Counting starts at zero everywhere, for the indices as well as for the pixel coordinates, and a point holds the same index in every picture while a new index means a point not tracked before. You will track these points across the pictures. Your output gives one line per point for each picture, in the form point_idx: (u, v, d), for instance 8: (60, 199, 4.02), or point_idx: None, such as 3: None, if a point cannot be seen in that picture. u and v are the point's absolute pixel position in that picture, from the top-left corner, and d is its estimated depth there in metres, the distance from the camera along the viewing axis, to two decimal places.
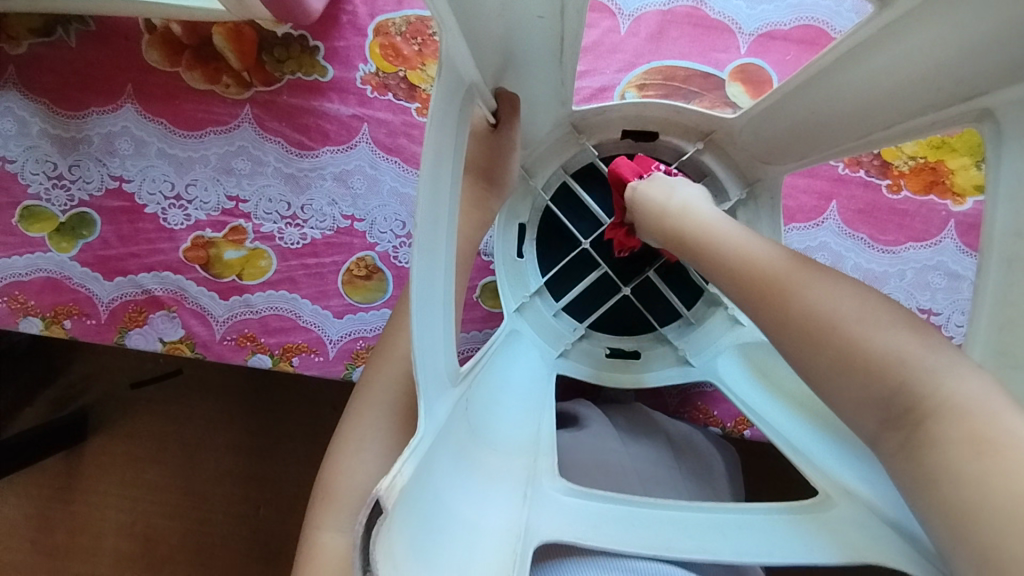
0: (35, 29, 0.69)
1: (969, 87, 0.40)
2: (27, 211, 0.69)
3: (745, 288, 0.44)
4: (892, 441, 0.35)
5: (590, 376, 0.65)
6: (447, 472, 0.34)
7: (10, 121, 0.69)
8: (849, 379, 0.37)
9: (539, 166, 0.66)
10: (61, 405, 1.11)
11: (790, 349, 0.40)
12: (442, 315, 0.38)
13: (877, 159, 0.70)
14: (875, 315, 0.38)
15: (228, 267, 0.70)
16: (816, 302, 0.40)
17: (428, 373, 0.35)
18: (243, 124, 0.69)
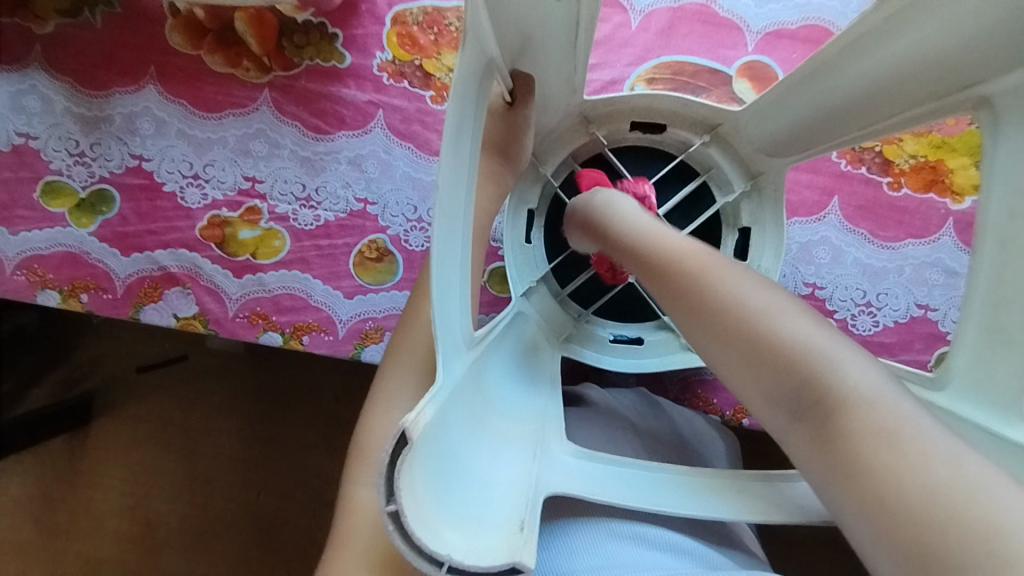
0: (62, 9, 0.71)
1: (969, 75, 0.42)
2: (48, 187, 0.71)
3: (665, 289, 0.44)
4: (802, 437, 0.35)
5: (594, 360, 0.66)
6: (462, 427, 0.36)
7: (35, 98, 0.71)
8: (759, 379, 0.37)
9: (549, 154, 0.68)
10: (68, 387, 1.13)
11: (705, 337, 0.41)
12: (459, 285, 0.40)
13: (879, 157, 0.72)
14: (786, 310, 0.39)
15: (243, 247, 0.71)
16: (725, 290, 0.41)
17: (445, 335, 0.36)
18: (262, 107, 0.71)
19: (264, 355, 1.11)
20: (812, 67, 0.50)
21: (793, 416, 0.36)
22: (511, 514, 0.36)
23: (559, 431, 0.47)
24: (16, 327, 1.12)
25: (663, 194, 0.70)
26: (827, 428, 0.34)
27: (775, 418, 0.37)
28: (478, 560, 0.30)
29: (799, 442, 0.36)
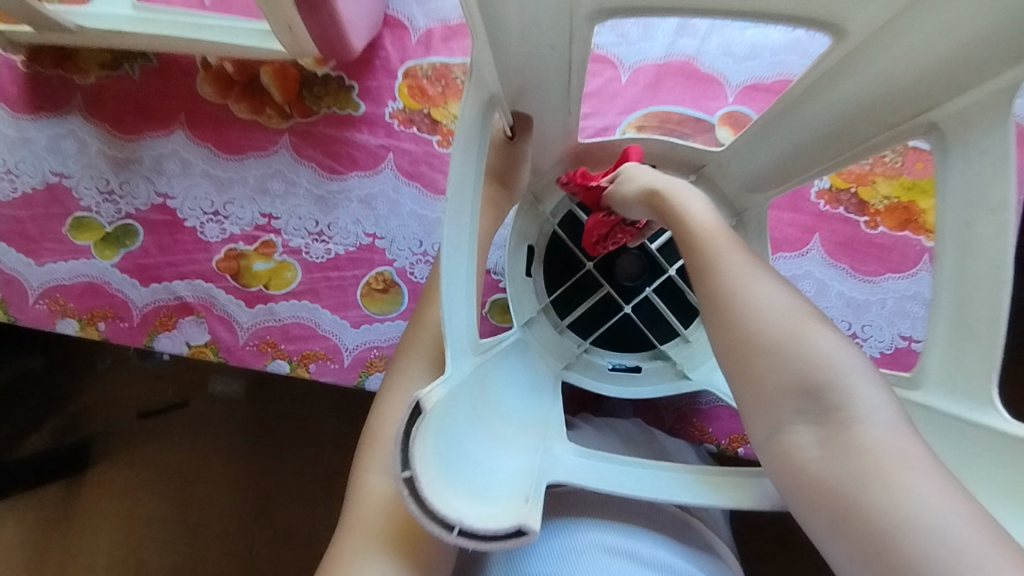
0: (103, 63, 0.77)
1: (922, 102, 0.47)
2: (77, 222, 0.76)
3: (712, 284, 0.46)
4: (803, 435, 0.42)
5: (595, 388, 0.69)
6: (467, 415, 0.41)
7: (71, 141, 0.76)
8: (783, 382, 0.42)
9: (547, 194, 0.73)
10: (65, 434, 1.12)
11: (747, 329, 0.44)
12: (468, 288, 0.44)
13: (855, 198, 0.77)
14: (824, 327, 0.44)
15: (256, 278, 0.75)
16: (775, 299, 0.44)
17: (457, 334, 0.42)
18: (281, 150, 0.76)
19: (266, 397, 1.12)
20: (786, 104, 0.55)
21: (805, 417, 0.42)
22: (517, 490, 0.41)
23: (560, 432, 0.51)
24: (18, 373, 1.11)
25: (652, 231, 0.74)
26: (843, 438, 0.40)
27: (780, 412, 0.42)
28: (486, 524, 0.36)
29: (805, 440, 0.41)
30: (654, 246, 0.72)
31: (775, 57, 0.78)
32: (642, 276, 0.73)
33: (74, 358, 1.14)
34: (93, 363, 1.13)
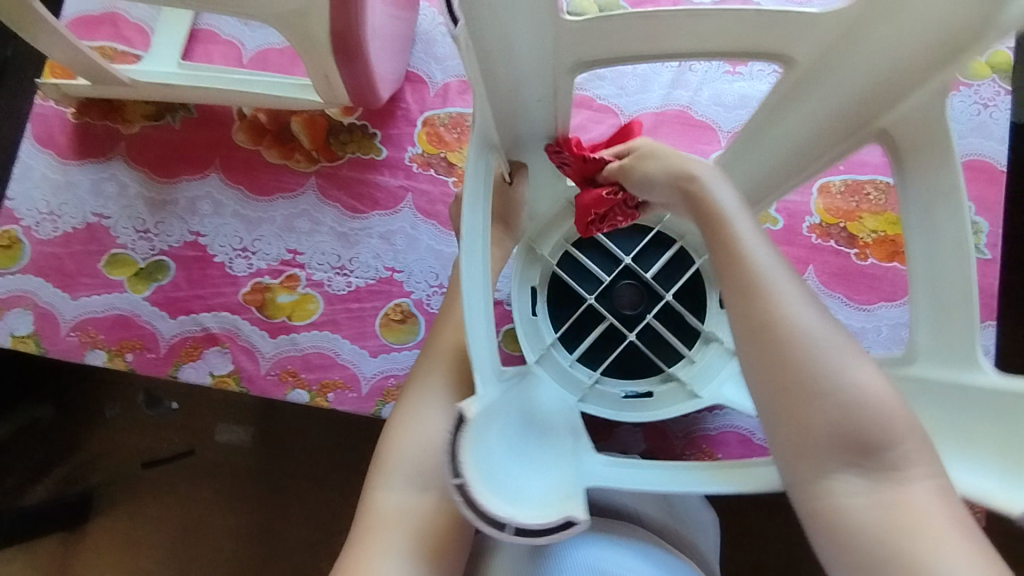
0: (148, 114, 0.84)
1: (873, 107, 0.53)
2: (113, 258, 0.80)
3: (772, 329, 0.41)
4: (845, 485, 0.40)
5: (610, 417, 0.72)
6: (501, 433, 0.46)
7: (113, 185, 0.82)
8: (832, 431, 0.40)
9: (542, 239, 0.76)
10: (70, 484, 1.10)
11: (806, 380, 0.40)
12: (483, 317, 0.49)
13: (844, 232, 0.82)
14: (874, 371, 0.41)
15: (280, 310, 0.79)
16: (843, 354, 0.41)
17: (481, 359, 0.47)
18: (308, 191, 0.82)
19: (273, 448, 1.09)
20: (770, 108, 0.59)
21: (849, 466, 0.40)
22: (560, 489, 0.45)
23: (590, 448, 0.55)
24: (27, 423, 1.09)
25: (647, 259, 0.77)
26: (887, 491, 0.39)
27: (824, 459, 0.40)
28: (536, 519, 0.41)
29: (848, 489, 0.40)
30: (649, 275, 0.74)
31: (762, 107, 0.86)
32: (642, 304, 0.75)
33: (82, 409, 1.11)
34: (101, 411, 1.11)
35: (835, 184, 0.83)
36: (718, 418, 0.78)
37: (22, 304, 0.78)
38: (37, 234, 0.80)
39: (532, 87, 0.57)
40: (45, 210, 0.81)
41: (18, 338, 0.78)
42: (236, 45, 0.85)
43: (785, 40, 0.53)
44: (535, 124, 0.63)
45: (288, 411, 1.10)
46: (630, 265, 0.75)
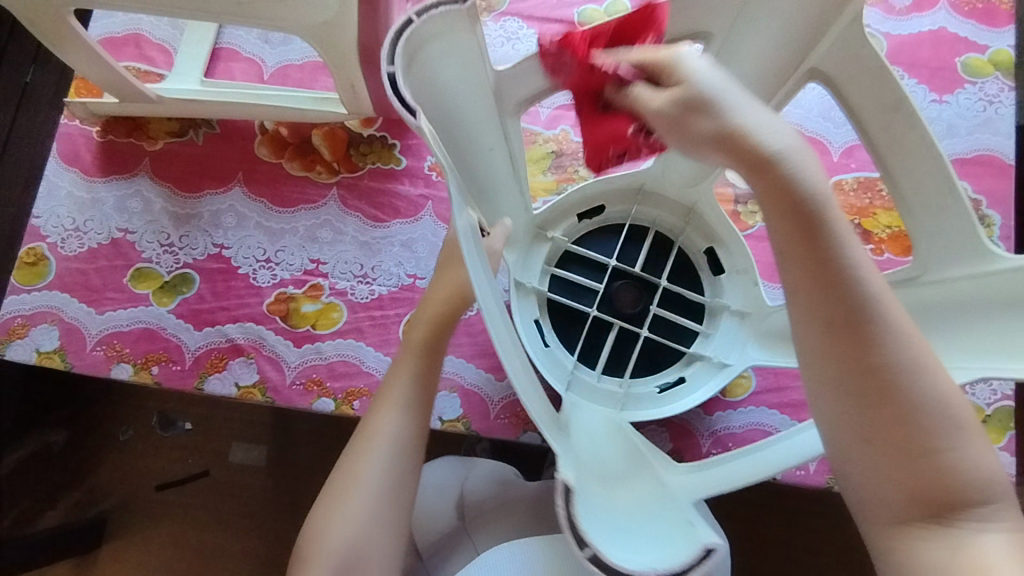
0: (172, 131, 0.86)
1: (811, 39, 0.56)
2: (138, 272, 0.81)
3: (859, 373, 0.41)
4: (919, 533, 0.42)
5: (656, 416, 0.71)
6: (592, 488, 0.43)
7: (138, 201, 0.83)
8: (912, 482, 0.41)
9: (526, 272, 0.74)
10: (83, 508, 1.08)
11: (887, 427, 0.41)
12: (518, 366, 0.45)
13: (859, 228, 0.83)
14: (965, 425, 0.42)
15: (304, 319, 0.79)
16: (927, 399, 0.41)
17: (541, 420, 0.43)
18: (329, 202, 0.83)
19: (289, 466, 1.09)
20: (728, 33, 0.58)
21: (927, 516, 0.42)
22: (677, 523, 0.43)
23: (665, 459, 0.52)
24: (40, 447, 1.08)
25: (630, 255, 0.76)
26: (959, 543, 0.41)
27: (901, 507, 0.42)
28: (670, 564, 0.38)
29: (923, 536, 0.42)
30: (638, 269, 0.74)
31: None
32: (643, 300, 0.74)
33: (95, 432, 1.10)
34: (115, 434, 1.09)
35: (847, 182, 0.84)
36: (742, 417, 0.78)
37: (47, 320, 0.79)
38: (62, 250, 0.81)
39: (482, 132, 0.57)
40: (70, 227, 0.82)
41: (43, 354, 0.78)
42: (256, 62, 0.88)
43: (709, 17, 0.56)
44: (494, 168, 0.62)
45: (304, 425, 1.10)
46: (617, 266, 0.73)
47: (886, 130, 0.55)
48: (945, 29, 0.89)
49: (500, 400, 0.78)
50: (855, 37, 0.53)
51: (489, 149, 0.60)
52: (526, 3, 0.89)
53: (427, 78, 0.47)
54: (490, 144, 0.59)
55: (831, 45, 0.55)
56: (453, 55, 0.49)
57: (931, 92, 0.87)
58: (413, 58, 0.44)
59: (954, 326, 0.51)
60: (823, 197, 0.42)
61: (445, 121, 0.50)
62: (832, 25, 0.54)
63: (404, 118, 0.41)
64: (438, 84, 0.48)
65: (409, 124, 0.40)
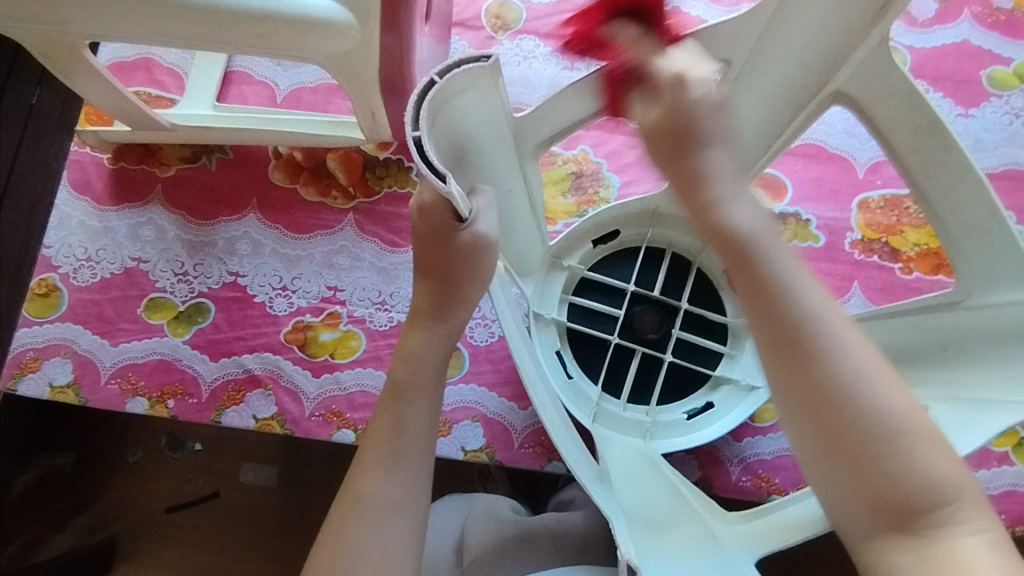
0: (184, 157, 0.84)
1: (838, 52, 0.52)
2: (152, 302, 0.79)
3: (794, 373, 0.40)
4: (897, 550, 0.37)
5: (684, 445, 0.68)
6: (649, 547, 0.48)
7: (151, 229, 0.82)
8: (873, 488, 0.38)
9: (545, 302, 0.72)
10: (91, 535, 1.05)
11: (829, 431, 0.39)
12: (544, 404, 0.56)
13: (887, 247, 0.81)
14: (918, 425, 0.38)
15: (323, 348, 0.78)
16: (872, 402, 0.38)
17: (573, 457, 0.52)
18: (346, 227, 0.82)
19: (301, 489, 1.06)
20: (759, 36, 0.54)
21: (895, 525, 0.37)
22: None
23: (714, 507, 0.54)
24: (49, 472, 1.06)
25: (647, 279, 0.74)
26: (939, 553, 0.36)
27: (863, 517, 0.38)
28: None
29: (900, 550, 0.37)
30: (658, 293, 0.72)
31: None
32: (665, 325, 0.72)
33: (103, 456, 1.07)
34: (124, 458, 1.07)
35: (873, 200, 0.83)
36: (771, 442, 0.76)
37: (61, 353, 0.77)
38: (75, 281, 0.79)
39: (504, 176, 0.57)
40: (83, 256, 0.80)
41: (56, 389, 0.76)
42: (269, 85, 0.86)
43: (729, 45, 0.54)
44: (515, 208, 0.61)
45: (315, 446, 1.07)
46: (637, 290, 0.72)
47: (916, 154, 0.54)
48: (969, 42, 0.87)
49: (523, 429, 0.76)
50: (882, 61, 0.51)
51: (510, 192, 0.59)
52: (543, 21, 0.88)
53: (453, 128, 0.47)
54: (512, 187, 0.59)
55: (856, 69, 0.53)
56: (478, 106, 0.49)
57: (956, 106, 0.85)
58: (438, 116, 0.44)
59: (996, 355, 0.49)
60: (751, 224, 0.44)
61: (467, 171, 0.51)
62: (856, 50, 0.51)
63: (433, 183, 0.42)
64: (464, 133, 0.49)
65: (440, 190, 0.42)
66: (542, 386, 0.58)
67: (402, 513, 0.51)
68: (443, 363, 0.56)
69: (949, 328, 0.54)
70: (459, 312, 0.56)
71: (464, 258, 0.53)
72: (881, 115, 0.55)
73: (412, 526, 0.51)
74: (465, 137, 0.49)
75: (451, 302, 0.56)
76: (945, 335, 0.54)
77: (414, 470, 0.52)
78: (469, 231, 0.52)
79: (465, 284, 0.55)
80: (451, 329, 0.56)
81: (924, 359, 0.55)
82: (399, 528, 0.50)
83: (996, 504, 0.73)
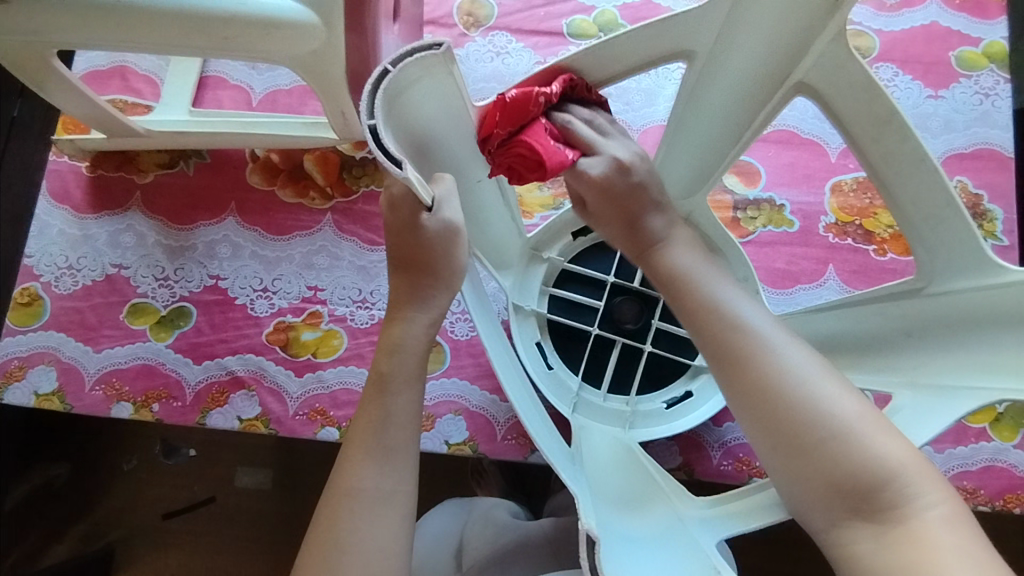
0: (162, 162, 0.85)
1: (801, 43, 0.53)
2: (134, 308, 0.80)
3: (738, 386, 0.45)
4: (858, 529, 0.41)
5: (665, 433, 0.68)
6: (611, 520, 0.49)
7: (131, 235, 0.82)
8: (831, 480, 0.42)
9: (525, 293, 0.72)
10: (88, 544, 1.06)
11: (780, 435, 0.43)
12: (521, 390, 0.58)
13: (860, 229, 0.82)
14: (863, 416, 0.42)
15: (304, 347, 0.78)
16: (813, 402, 0.43)
17: (543, 436, 0.54)
18: (324, 227, 0.83)
19: (295, 490, 1.07)
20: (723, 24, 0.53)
21: (851, 509, 0.41)
22: (705, 561, 0.47)
23: (682, 491, 0.55)
24: (43, 482, 1.06)
25: (627, 271, 0.74)
26: (894, 527, 0.40)
27: (828, 504, 0.42)
28: None
29: (858, 531, 0.41)
30: (637, 284, 0.72)
31: None
32: (644, 315, 0.72)
33: (96, 464, 1.07)
34: (118, 465, 1.07)
35: (846, 183, 0.83)
36: None
37: (45, 361, 0.77)
38: (56, 289, 0.80)
39: (469, 168, 0.58)
40: (64, 265, 0.81)
41: (42, 397, 0.77)
42: (244, 89, 0.87)
43: (690, 37, 0.54)
44: (487, 200, 0.62)
45: (306, 447, 1.07)
46: (616, 281, 0.72)
47: (876, 142, 0.54)
48: (937, 23, 0.88)
49: (506, 421, 0.77)
50: (840, 52, 0.52)
51: (480, 183, 0.60)
52: (514, 17, 0.89)
53: (410, 116, 0.47)
54: (481, 177, 0.60)
55: (818, 59, 0.53)
56: (434, 95, 0.49)
57: (926, 88, 0.86)
58: (394, 105, 0.45)
59: (961, 340, 0.50)
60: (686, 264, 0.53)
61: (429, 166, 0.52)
62: (818, 38, 0.52)
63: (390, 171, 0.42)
64: (421, 123, 0.50)
65: (397, 176, 0.42)
66: (516, 375, 0.59)
67: (388, 504, 0.51)
68: (426, 355, 0.56)
69: (911, 310, 0.55)
70: (431, 301, 0.56)
71: (432, 249, 0.54)
72: (840, 104, 0.55)
73: (392, 522, 0.51)
74: (424, 127, 0.50)
75: (428, 297, 0.56)
76: (908, 321, 0.54)
77: (399, 467, 0.53)
78: (436, 219, 0.52)
79: (434, 273, 0.55)
80: (427, 328, 0.57)
81: (891, 343, 0.56)
82: (380, 522, 0.51)
83: (974, 480, 0.74)
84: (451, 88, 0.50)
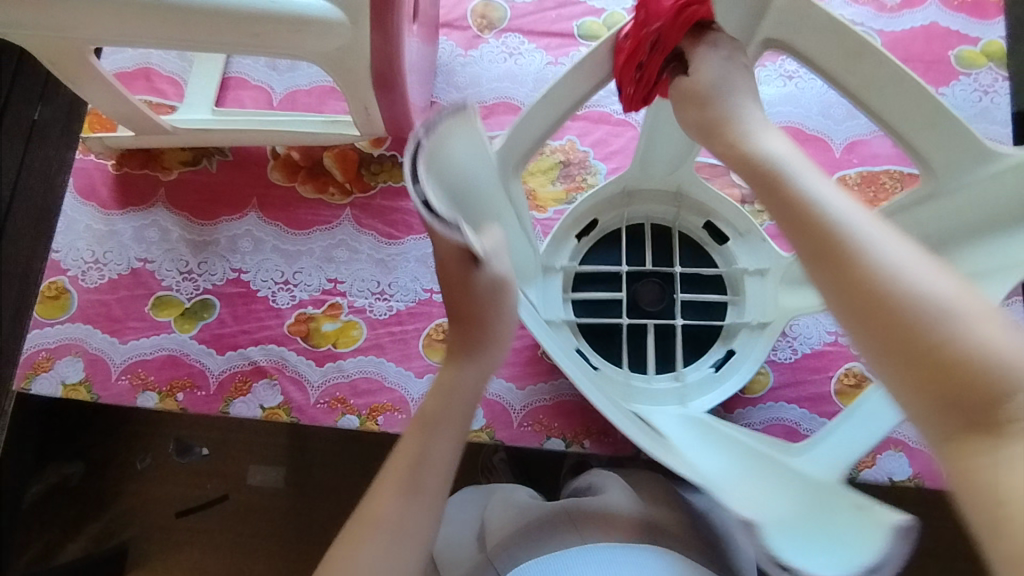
0: (186, 160, 0.87)
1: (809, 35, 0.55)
2: (158, 300, 0.82)
3: (831, 257, 0.36)
4: (985, 450, 0.30)
5: (720, 397, 0.70)
6: (766, 494, 0.50)
7: (156, 231, 0.85)
8: (947, 379, 0.31)
9: (552, 310, 0.71)
10: (102, 542, 1.07)
11: (883, 313, 0.34)
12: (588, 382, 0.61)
13: None
14: (991, 308, 0.33)
15: (325, 338, 0.81)
16: (927, 280, 0.34)
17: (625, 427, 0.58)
18: (344, 222, 0.85)
19: (308, 487, 1.08)
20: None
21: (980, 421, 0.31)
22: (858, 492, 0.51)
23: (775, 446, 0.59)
24: (60, 479, 1.08)
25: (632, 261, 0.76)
26: None
27: (941, 416, 0.32)
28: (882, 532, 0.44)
29: (981, 446, 0.30)
30: (649, 263, 0.74)
31: (776, 109, 0.89)
32: (666, 292, 0.74)
33: (112, 460, 1.09)
34: (132, 463, 1.09)
35: (851, 177, 0.86)
36: (762, 413, 0.79)
37: (72, 352, 0.80)
38: (83, 283, 0.82)
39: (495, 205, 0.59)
40: (91, 259, 0.83)
41: (69, 387, 0.79)
42: (265, 89, 0.90)
43: None
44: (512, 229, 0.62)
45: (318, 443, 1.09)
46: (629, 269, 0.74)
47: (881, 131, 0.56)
48: (937, 24, 0.91)
49: (522, 409, 0.81)
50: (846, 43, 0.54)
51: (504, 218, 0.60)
52: (526, 19, 0.92)
53: (447, 172, 0.50)
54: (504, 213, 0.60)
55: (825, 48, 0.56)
56: (461, 147, 0.52)
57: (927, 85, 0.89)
58: (433, 169, 0.48)
59: None
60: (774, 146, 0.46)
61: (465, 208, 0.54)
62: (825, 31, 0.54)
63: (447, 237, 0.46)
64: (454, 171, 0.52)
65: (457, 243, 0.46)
66: (577, 371, 0.62)
67: (409, 534, 0.48)
68: (470, 398, 0.54)
69: None
70: (481, 349, 0.54)
71: (483, 301, 0.51)
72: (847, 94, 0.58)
73: None
74: (456, 175, 0.52)
75: (478, 340, 0.53)
76: None
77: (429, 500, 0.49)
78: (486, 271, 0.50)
79: (483, 325, 0.53)
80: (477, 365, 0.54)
81: None
82: None
83: None
84: (475, 134, 0.53)
